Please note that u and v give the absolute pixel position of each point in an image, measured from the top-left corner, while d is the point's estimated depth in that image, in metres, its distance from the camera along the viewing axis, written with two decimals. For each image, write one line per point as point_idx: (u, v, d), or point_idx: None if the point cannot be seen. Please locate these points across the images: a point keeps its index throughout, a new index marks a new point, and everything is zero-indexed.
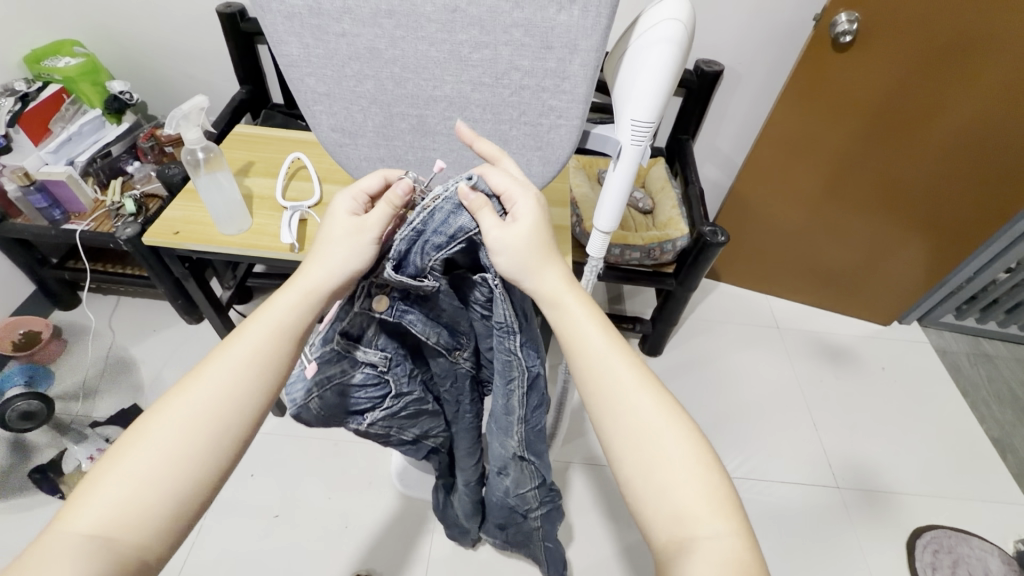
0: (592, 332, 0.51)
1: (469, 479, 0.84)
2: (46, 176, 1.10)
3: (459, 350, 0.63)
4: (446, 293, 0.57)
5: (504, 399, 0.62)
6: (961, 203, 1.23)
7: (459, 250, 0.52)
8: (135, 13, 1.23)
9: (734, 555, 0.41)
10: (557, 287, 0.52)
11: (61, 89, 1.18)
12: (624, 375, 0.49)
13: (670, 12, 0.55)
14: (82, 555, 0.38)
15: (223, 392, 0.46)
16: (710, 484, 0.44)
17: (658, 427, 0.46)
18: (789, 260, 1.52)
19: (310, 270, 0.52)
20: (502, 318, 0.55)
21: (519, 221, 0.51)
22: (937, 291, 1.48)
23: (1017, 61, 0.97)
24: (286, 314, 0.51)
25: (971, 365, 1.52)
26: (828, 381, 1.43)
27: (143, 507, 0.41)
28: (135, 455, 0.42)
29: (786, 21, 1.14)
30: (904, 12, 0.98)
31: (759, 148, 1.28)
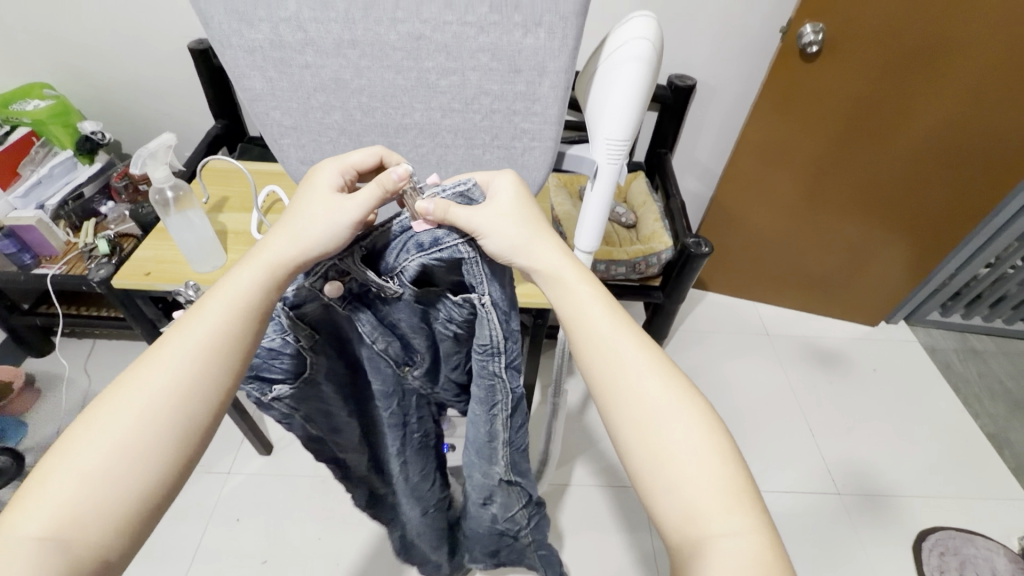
0: (598, 314, 0.48)
1: (423, 510, 0.80)
2: (14, 222, 1.08)
3: (409, 367, 0.55)
4: (407, 306, 0.49)
5: (486, 425, 0.58)
6: (941, 194, 1.23)
7: (439, 260, 0.45)
8: (105, 51, 1.21)
9: (755, 556, 0.36)
10: (553, 263, 0.50)
11: (30, 133, 1.18)
12: (627, 359, 0.45)
13: (640, 31, 0.55)
14: (37, 558, 0.33)
15: (185, 368, 0.41)
16: (727, 478, 0.39)
17: (671, 411, 0.42)
18: (771, 265, 1.53)
19: (277, 252, 0.47)
20: (485, 342, 0.49)
21: (499, 205, 0.48)
22: (922, 289, 1.50)
23: (980, 59, 0.99)
24: (250, 281, 0.45)
25: (960, 361, 1.53)
26: (821, 385, 1.43)
27: (97, 503, 0.35)
28: (88, 444, 0.36)
29: (752, 35, 1.16)
30: (867, 17, 0.99)
31: (738, 156, 1.30)
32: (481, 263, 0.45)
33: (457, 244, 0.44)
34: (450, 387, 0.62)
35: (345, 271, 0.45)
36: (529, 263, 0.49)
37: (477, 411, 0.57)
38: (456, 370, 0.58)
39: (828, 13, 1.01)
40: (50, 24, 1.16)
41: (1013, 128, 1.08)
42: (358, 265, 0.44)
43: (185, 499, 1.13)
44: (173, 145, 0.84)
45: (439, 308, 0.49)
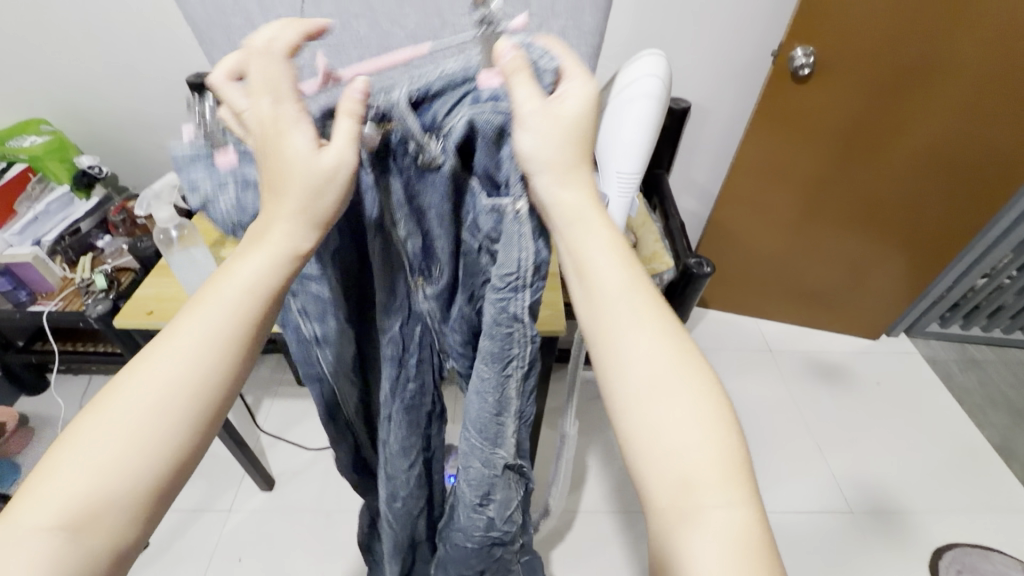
0: (614, 268, 0.35)
1: (394, 497, 0.61)
2: (11, 260, 1.07)
3: (423, 280, 0.42)
4: (434, 180, 0.37)
5: (492, 389, 0.45)
6: (936, 206, 1.25)
7: (490, 128, 0.34)
8: (106, 89, 1.22)
9: (746, 534, 0.29)
10: (581, 206, 0.36)
11: (26, 168, 1.17)
12: (621, 315, 0.34)
13: (650, 68, 0.57)
14: (39, 558, 0.27)
15: (213, 346, 0.33)
16: (726, 448, 0.31)
17: (664, 372, 0.32)
18: (769, 283, 1.53)
19: (273, 208, 0.35)
20: (504, 260, 0.37)
21: (559, 112, 0.35)
22: (921, 301, 1.51)
23: (967, 73, 1.02)
24: (259, 269, 0.34)
25: (962, 372, 1.54)
26: (825, 400, 1.42)
27: (109, 503, 0.29)
28: (103, 423, 0.30)
29: (743, 59, 1.19)
30: (856, 40, 1.02)
31: (734, 177, 1.31)
32: (517, 163, 0.35)
33: (505, 112, 0.34)
34: (459, 341, 0.46)
35: (383, 117, 0.35)
36: (555, 186, 0.35)
37: (485, 372, 0.43)
38: (469, 307, 0.44)
39: (818, 36, 1.03)
40: (51, 64, 1.17)
41: (1004, 140, 1.10)
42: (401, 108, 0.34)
43: (184, 540, 1.10)
44: (177, 184, 0.84)
45: (464, 202, 0.38)
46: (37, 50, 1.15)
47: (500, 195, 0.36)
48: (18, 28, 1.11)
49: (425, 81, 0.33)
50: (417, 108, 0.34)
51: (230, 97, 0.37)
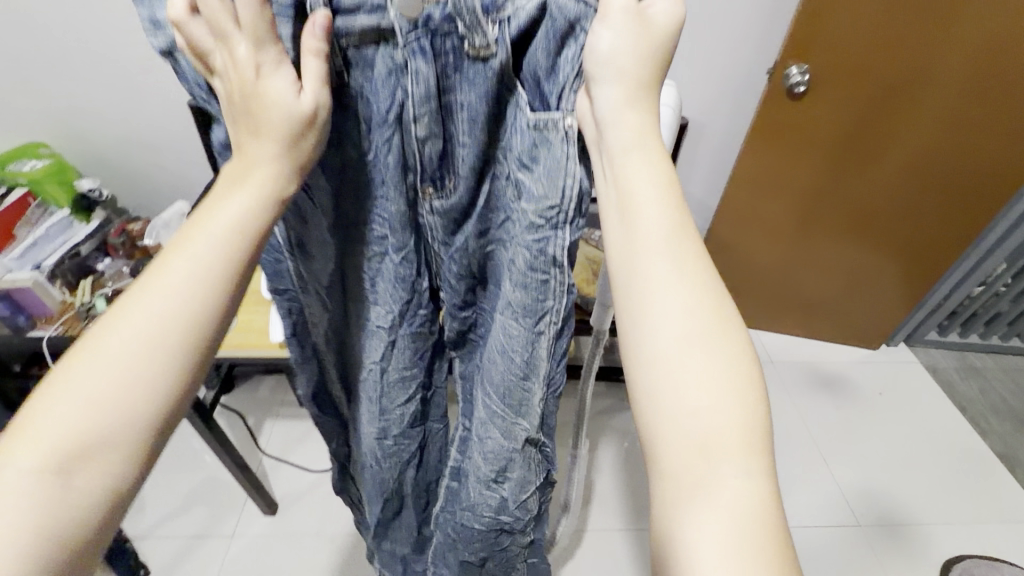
0: (659, 212, 0.34)
1: (386, 433, 0.59)
2: (11, 285, 1.07)
3: (432, 193, 0.41)
4: (472, 79, 0.36)
5: (522, 338, 0.46)
6: (929, 213, 1.27)
7: (555, 29, 0.34)
8: (106, 110, 1.22)
9: (758, 504, 0.29)
10: (641, 134, 0.35)
11: (26, 193, 1.16)
12: (662, 264, 0.33)
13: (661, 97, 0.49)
14: (31, 501, 0.27)
15: (204, 283, 0.31)
16: (750, 416, 0.30)
17: (696, 332, 0.32)
18: (768, 294, 1.54)
19: (254, 149, 0.34)
20: (536, 183, 0.38)
21: (641, 30, 0.34)
22: (919, 310, 1.52)
23: (953, 84, 1.04)
24: (246, 207, 0.33)
25: (962, 380, 1.54)
26: (828, 411, 1.42)
27: (100, 435, 0.28)
28: (89, 362, 0.29)
29: (738, 77, 1.21)
30: (848, 56, 1.04)
31: (733, 193, 1.32)
32: (581, 61, 0.35)
33: (585, 10, 0.33)
34: (457, 271, 0.47)
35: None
36: (623, 103, 0.35)
37: (519, 328, 0.45)
38: (477, 241, 0.45)
39: (811, 55, 1.05)
40: (51, 87, 1.18)
41: (994, 150, 1.13)
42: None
43: (186, 569, 1.07)
44: None
45: (506, 120, 0.38)
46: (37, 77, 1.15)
47: (548, 109, 0.36)
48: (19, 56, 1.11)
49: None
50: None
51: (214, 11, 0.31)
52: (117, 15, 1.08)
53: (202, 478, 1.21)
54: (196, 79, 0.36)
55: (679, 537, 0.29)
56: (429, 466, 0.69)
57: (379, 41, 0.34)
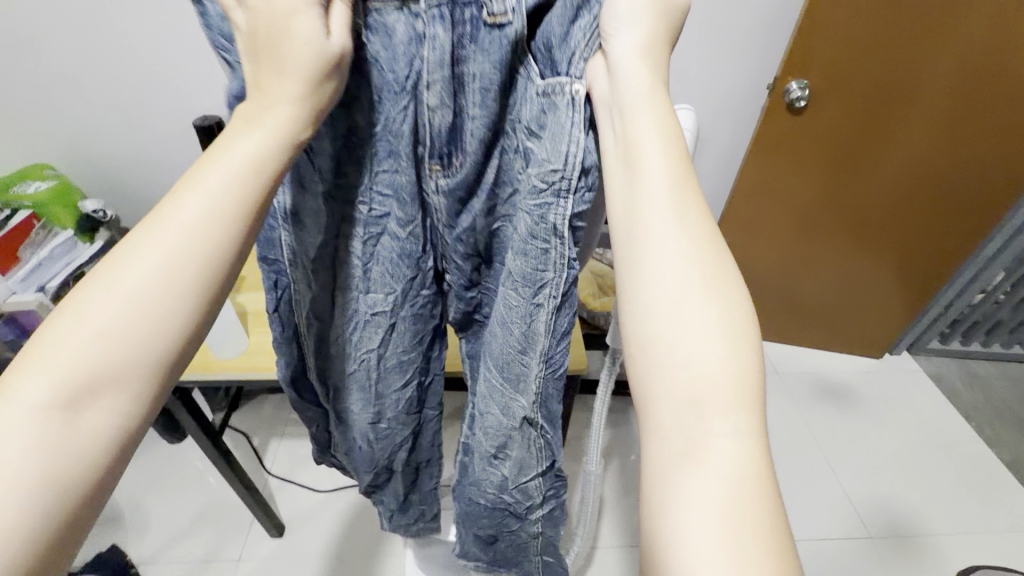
0: (663, 162, 0.35)
1: (379, 417, 0.58)
2: (15, 307, 1.06)
3: (440, 168, 0.41)
4: (483, 49, 0.37)
5: (522, 312, 0.46)
6: (931, 219, 1.28)
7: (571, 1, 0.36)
8: (114, 130, 1.23)
9: (746, 465, 0.28)
10: (640, 95, 0.36)
11: (31, 215, 1.15)
12: (665, 220, 0.34)
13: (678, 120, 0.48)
14: (40, 435, 0.27)
15: (219, 217, 0.31)
16: (742, 377, 0.30)
17: (690, 291, 0.32)
18: (772, 303, 1.54)
19: (273, 90, 0.33)
20: (544, 150, 0.39)
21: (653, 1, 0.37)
22: (922, 319, 1.53)
23: (946, 86, 1.04)
24: (258, 149, 0.32)
25: (966, 389, 1.55)
26: (835, 421, 1.42)
27: (113, 367, 0.28)
28: (100, 296, 0.29)
29: (740, 91, 1.21)
30: (846, 68, 1.05)
31: (733, 205, 1.32)
32: (597, 28, 0.37)
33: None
34: (462, 252, 0.47)
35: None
36: (639, 52, 0.37)
37: (518, 297, 0.45)
38: (485, 217, 0.45)
39: (810, 70, 1.06)
40: (54, 111, 1.17)
41: (992, 154, 1.14)
42: None
43: None
44: None
45: (517, 90, 0.39)
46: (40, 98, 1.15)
47: (557, 75, 0.38)
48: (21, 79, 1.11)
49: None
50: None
51: None
52: (124, 40, 1.09)
53: (206, 501, 1.19)
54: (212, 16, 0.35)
55: (659, 487, 0.29)
56: (421, 449, 0.69)
57: (403, 5, 0.36)
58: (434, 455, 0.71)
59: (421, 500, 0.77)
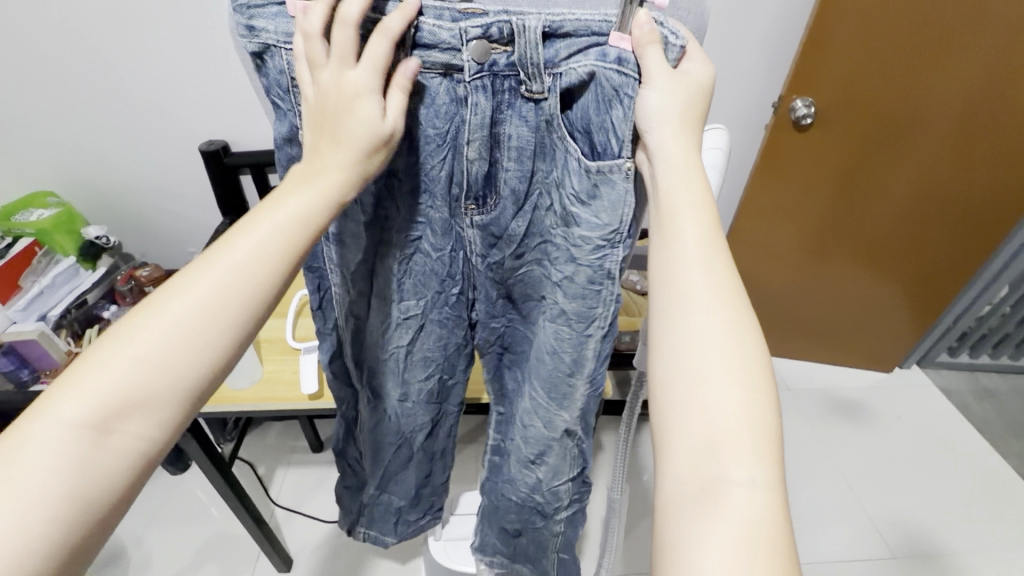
0: (693, 222, 0.36)
1: (407, 397, 0.56)
2: (15, 337, 1.03)
3: (473, 207, 0.40)
4: (522, 110, 0.36)
5: (564, 342, 0.46)
6: (947, 236, 1.28)
7: (614, 90, 0.35)
8: (112, 160, 1.18)
9: (764, 515, 0.30)
10: (683, 161, 0.35)
11: (32, 243, 1.12)
12: (693, 275, 0.35)
13: (710, 139, 0.47)
14: (74, 450, 0.29)
15: (265, 260, 0.33)
16: (760, 427, 0.32)
17: (718, 348, 0.33)
18: (781, 320, 1.53)
19: (328, 155, 0.34)
20: (596, 217, 0.38)
21: (681, 83, 0.34)
22: (931, 333, 1.53)
23: (950, 107, 1.06)
24: (310, 205, 0.34)
25: (979, 403, 1.53)
26: (851, 439, 1.40)
27: (147, 393, 0.30)
28: (150, 325, 0.31)
29: (749, 109, 1.20)
30: (852, 86, 1.06)
31: (740, 221, 1.32)
32: (632, 117, 0.35)
33: (630, 78, 0.34)
34: (490, 279, 0.46)
35: (510, 42, 0.34)
36: (666, 138, 0.35)
37: (565, 330, 0.45)
38: (512, 260, 0.45)
39: (815, 89, 1.07)
40: (48, 141, 1.14)
41: (1000, 171, 1.15)
42: (528, 41, 0.33)
43: None
44: None
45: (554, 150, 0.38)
46: (36, 127, 1.11)
47: (600, 158, 0.37)
48: (20, 108, 1.08)
49: (559, 18, 0.33)
50: (544, 40, 0.34)
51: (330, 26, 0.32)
52: (118, 67, 1.03)
53: (211, 534, 1.15)
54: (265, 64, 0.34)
55: (673, 523, 0.32)
56: (436, 439, 0.65)
57: (446, 73, 0.35)
58: (449, 445, 0.67)
59: (433, 493, 0.74)
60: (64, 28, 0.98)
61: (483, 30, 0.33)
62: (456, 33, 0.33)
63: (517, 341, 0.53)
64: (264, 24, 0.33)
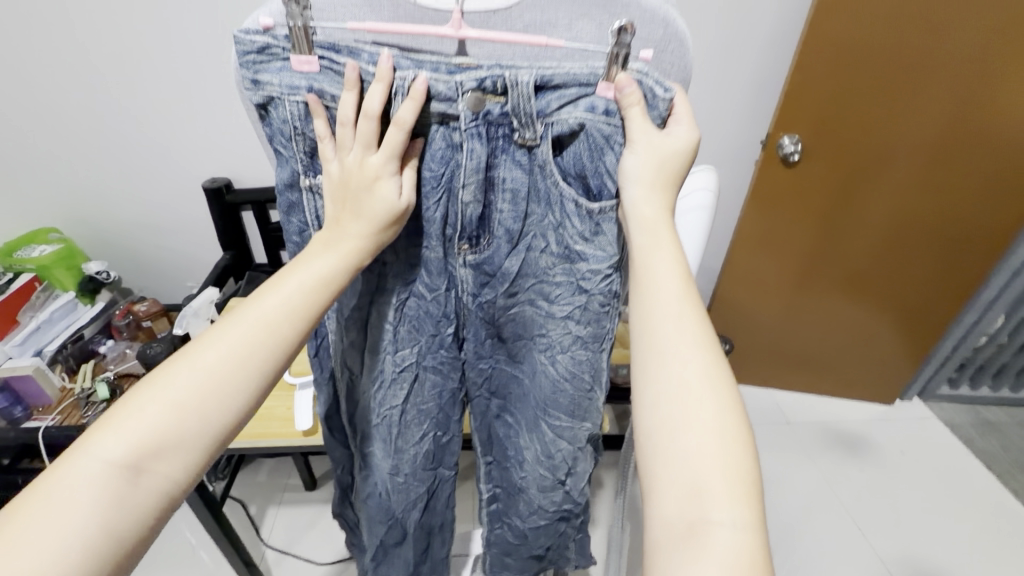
0: (669, 279, 0.38)
1: (398, 471, 0.56)
2: (10, 372, 1.02)
3: (468, 247, 0.41)
4: (513, 156, 0.38)
5: (573, 364, 0.47)
6: (948, 260, 1.28)
7: (603, 141, 0.36)
8: (114, 198, 1.20)
9: (746, 555, 0.30)
10: (659, 219, 0.38)
11: (33, 278, 1.13)
12: (669, 326, 0.37)
13: (700, 180, 0.49)
14: (107, 487, 0.31)
15: (292, 313, 0.36)
16: (740, 470, 0.33)
17: (698, 392, 0.35)
18: (780, 355, 1.53)
19: (349, 224, 0.37)
20: (602, 250, 0.40)
21: (662, 146, 0.36)
22: (928, 365, 1.54)
23: (932, 142, 1.10)
24: (331, 265, 0.37)
25: (982, 436, 1.52)
26: (855, 474, 1.38)
27: (177, 436, 0.33)
28: (185, 371, 0.34)
29: (738, 146, 1.23)
30: (834, 124, 1.10)
31: (735, 257, 1.34)
32: (619, 165, 0.37)
33: (616, 127, 0.36)
34: (482, 321, 0.47)
35: (504, 93, 0.35)
36: (638, 200, 0.37)
37: (578, 354, 0.46)
38: (505, 298, 0.45)
39: (801, 127, 1.11)
40: (53, 179, 1.16)
41: (994, 194, 1.16)
42: (521, 93, 0.34)
43: None
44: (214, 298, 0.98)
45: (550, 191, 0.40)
46: (41, 164, 1.13)
47: (598, 201, 0.39)
48: (27, 147, 1.11)
49: (549, 72, 0.34)
50: (536, 92, 0.35)
51: (344, 102, 0.35)
52: (125, 110, 1.07)
53: None
54: (277, 120, 0.36)
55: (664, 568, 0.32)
56: (434, 513, 0.64)
57: (443, 121, 0.37)
58: (448, 518, 0.67)
59: (432, 570, 0.72)
60: (74, 75, 1.02)
61: (477, 83, 0.35)
62: (453, 86, 0.35)
63: (505, 384, 0.53)
64: (271, 77, 0.34)
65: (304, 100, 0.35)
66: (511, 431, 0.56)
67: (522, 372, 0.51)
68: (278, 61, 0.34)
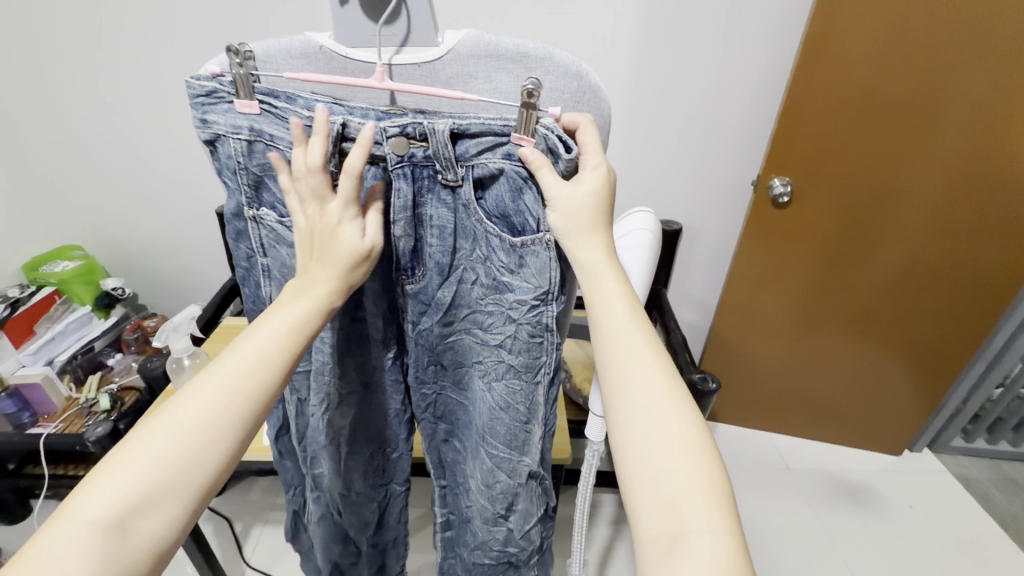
0: (613, 310, 0.40)
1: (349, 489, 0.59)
2: (20, 380, 1.08)
3: (405, 277, 0.44)
4: (440, 196, 0.41)
5: (508, 394, 0.48)
6: (950, 307, 1.25)
7: (520, 182, 0.40)
8: (134, 219, 1.28)
9: (726, 559, 0.32)
10: (594, 258, 0.41)
11: (53, 292, 1.20)
12: (624, 356, 0.39)
13: (637, 221, 0.52)
14: (96, 546, 0.33)
15: (269, 363, 0.39)
16: (710, 477, 0.35)
17: (662, 408, 0.37)
18: (780, 398, 1.50)
19: (316, 269, 0.40)
20: (527, 282, 0.43)
21: (578, 192, 0.39)
22: (937, 417, 1.48)
23: (923, 184, 1.10)
24: (303, 309, 0.40)
25: (1002, 494, 1.43)
26: (857, 528, 1.31)
27: (162, 493, 0.35)
28: (165, 425, 0.36)
29: (729, 187, 1.25)
30: (822, 167, 1.11)
31: (730, 295, 1.33)
32: (542, 200, 0.40)
33: (516, 166, 0.39)
34: (423, 350, 0.49)
35: (424, 138, 0.39)
36: (573, 248, 0.41)
37: (515, 383, 0.48)
38: (441, 327, 0.47)
39: (790, 170, 1.12)
40: (81, 202, 1.25)
41: (997, 240, 1.14)
42: (439, 136, 0.38)
43: None
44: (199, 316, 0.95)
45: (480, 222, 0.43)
46: (70, 187, 1.23)
47: (523, 235, 0.41)
48: (59, 171, 1.20)
49: (465, 121, 0.38)
50: (455, 139, 0.38)
51: (297, 157, 0.38)
52: (151, 141, 1.16)
53: None
54: (229, 160, 0.40)
55: None
56: (387, 532, 0.66)
57: (375, 162, 0.40)
58: (401, 534, 0.67)
59: None
60: (107, 109, 1.12)
61: (401, 129, 0.38)
62: (378, 131, 0.38)
63: (452, 410, 0.55)
64: (218, 119, 0.39)
65: (249, 141, 0.39)
66: (459, 456, 0.58)
67: (466, 399, 0.53)
68: (224, 104, 0.39)
